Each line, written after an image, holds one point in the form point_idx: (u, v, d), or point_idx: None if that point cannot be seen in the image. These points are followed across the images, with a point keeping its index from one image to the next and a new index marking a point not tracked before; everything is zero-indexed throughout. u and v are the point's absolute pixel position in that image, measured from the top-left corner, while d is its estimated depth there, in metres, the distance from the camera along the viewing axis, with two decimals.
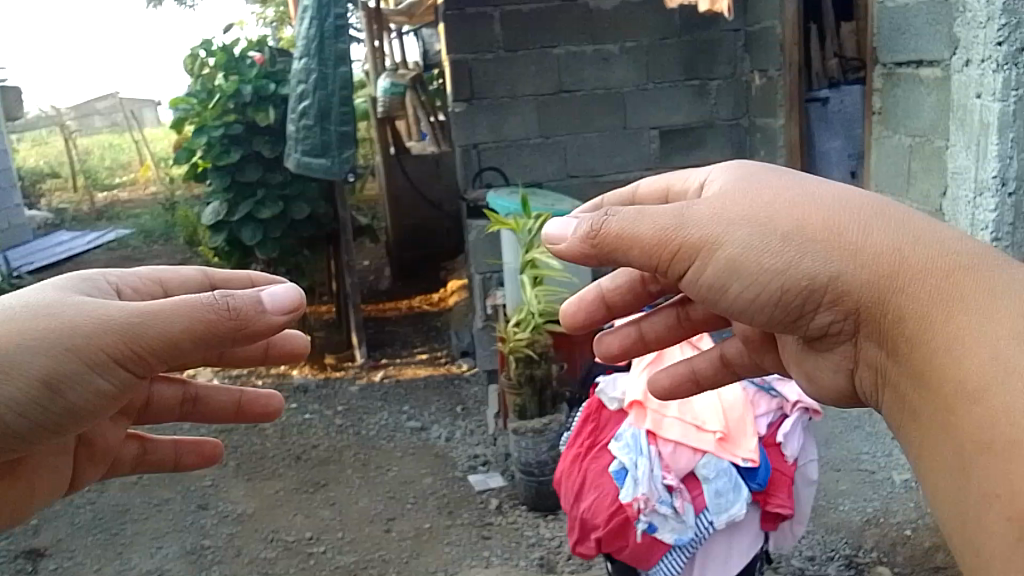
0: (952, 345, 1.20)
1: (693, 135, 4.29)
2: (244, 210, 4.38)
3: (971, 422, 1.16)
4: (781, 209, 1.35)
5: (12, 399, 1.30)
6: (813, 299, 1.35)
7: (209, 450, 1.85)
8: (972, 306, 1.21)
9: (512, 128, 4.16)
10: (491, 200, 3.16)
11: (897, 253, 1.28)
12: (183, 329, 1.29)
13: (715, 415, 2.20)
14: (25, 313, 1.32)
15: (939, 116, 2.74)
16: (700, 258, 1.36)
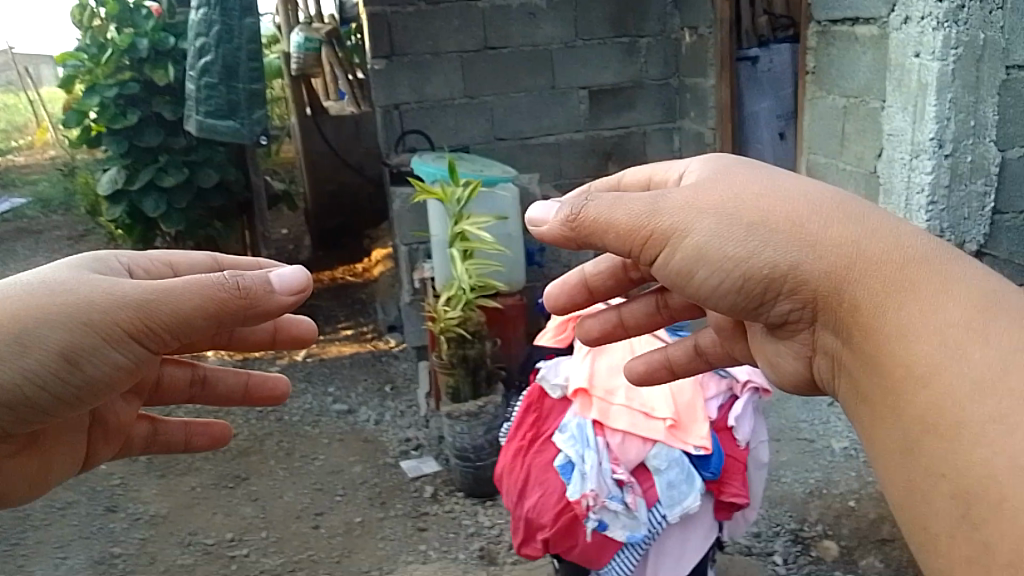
0: (899, 329, 1.17)
1: (623, 95, 4.16)
2: (145, 178, 4.07)
3: (912, 404, 1.13)
4: (746, 199, 1.34)
5: (33, 372, 1.35)
6: (773, 288, 1.33)
7: (219, 433, 1.88)
8: (926, 292, 1.17)
9: (435, 88, 3.92)
10: (413, 165, 2.93)
11: (854, 239, 1.25)
12: (191, 305, 1.35)
13: (664, 402, 2.12)
14: (39, 291, 1.36)
15: (875, 75, 2.64)
16: (664, 245, 1.37)
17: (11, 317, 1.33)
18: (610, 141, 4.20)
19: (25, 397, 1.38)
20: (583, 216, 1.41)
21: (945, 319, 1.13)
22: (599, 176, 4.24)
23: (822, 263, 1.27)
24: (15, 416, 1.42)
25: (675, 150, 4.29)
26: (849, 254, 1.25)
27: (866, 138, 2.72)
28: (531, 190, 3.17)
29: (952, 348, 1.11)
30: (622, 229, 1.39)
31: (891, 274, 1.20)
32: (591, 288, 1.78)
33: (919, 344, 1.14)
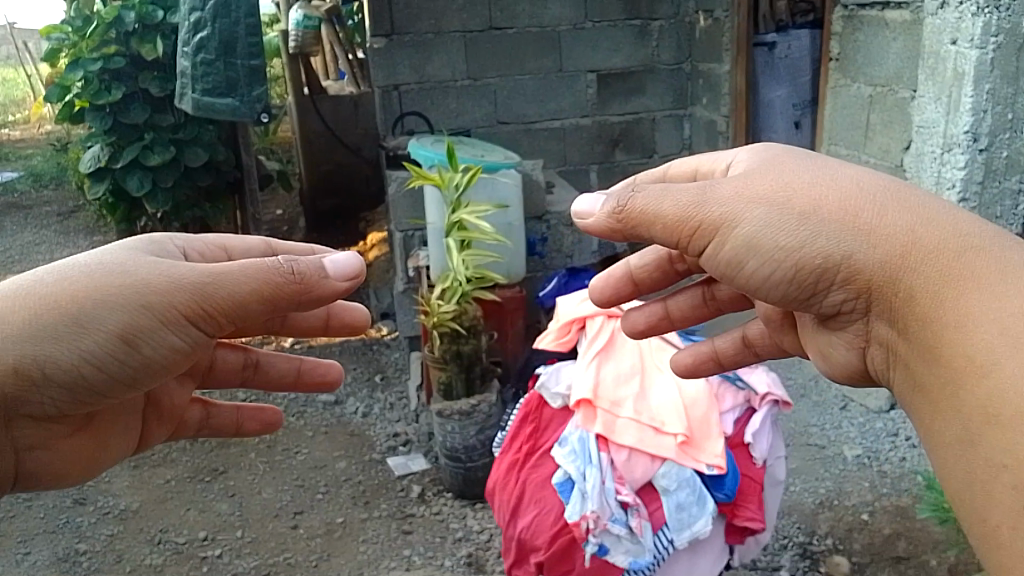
0: (962, 321, 1.06)
1: (633, 80, 3.99)
2: (129, 156, 3.88)
3: (981, 402, 1.02)
4: (798, 185, 1.20)
5: (92, 353, 1.28)
6: (833, 283, 1.19)
7: (269, 420, 1.81)
8: (990, 281, 1.06)
9: (437, 69, 3.74)
10: (410, 150, 2.78)
11: (917, 229, 1.13)
12: (250, 290, 1.30)
13: (676, 416, 1.97)
14: (100, 272, 1.30)
15: (905, 63, 2.50)
16: (714, 238, 1.22)
17: (72, 298, 1.27)
18: (617, 127, 4.03)
19: (81, 379, 1.30)
20: (629, 206, 1.25)
21: (1010, 309, 1.03)
22: (604, 164, 4.07)
23: (885, 255, 1.14)
24: (66, 399, 1.33)
25: (685, 138, 4.13)
26: (911, 243, 1.12)
27: (892, 129, 2.58)
28: (534, 177, 3.01)
29: (1016, 338, 1.01)
30: (670, 224, 1.23)
31: (955, 266, 1.09)
32: (638, 280, 1.65)
33: (985, 337, 1.03)
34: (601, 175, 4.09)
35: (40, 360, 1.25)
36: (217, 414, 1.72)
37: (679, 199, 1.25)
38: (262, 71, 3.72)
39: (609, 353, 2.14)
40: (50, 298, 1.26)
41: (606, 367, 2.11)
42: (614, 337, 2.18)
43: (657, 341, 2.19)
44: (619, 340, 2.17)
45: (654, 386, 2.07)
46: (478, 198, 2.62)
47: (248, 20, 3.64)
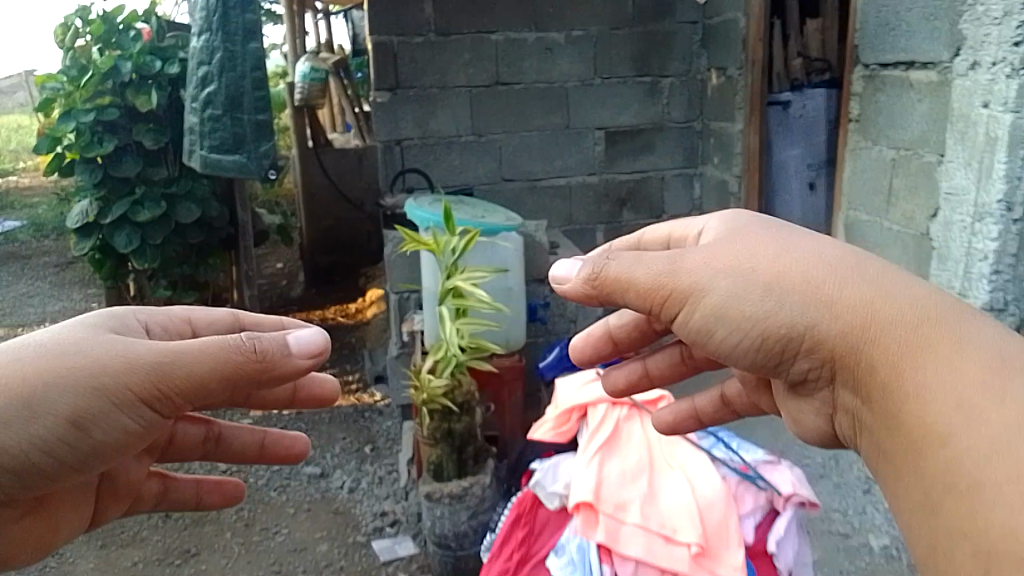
0: (915, 389, 0.99)
1: (642, 137, 3.86)
2: (118, 211, 3.74)
3: (934, 473, 0.95)
4: (764, 255, 1.16)
5: (36, 443, 1.09)
6: (799, 353, 1.14)
7: (231, 492, 1.57)
8: (947, 348, 1.00)
9: (440, 124, 3.63)
10: (405, 209, 2.62)
11: (873, 295, 1.08)
12: (213, 372, 1.13)
13: (689, 522, 1.70)
14: (46, 350, 1.11)
15: (931, 126, 2.34)
16: (681, 305, 1.20)
17: (13, 379, 1.08)
18: (626, 186, 3.90)
19: (22, 471, 1.11)
20: (598, 271, 1.25)
21: (966, 375, 0.96)
22: (611, 223, 3.93)
23: (844, 322, 1.08)
24: (6, 489, 1.14)
25: (695, 197, 3.99)
26: (867, 310, 1.07)
27: (916, 196, 2.39)
28: (538, 239, 2.86)
29: (968, 405, 0.94)
30: (638, 289, 1.22)
31: (911, 331, 1.02)
32: (618, 340, 1.65)
33: (936, 403, 0.96)
34: (608, 236, 3.94)
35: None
36: (177, 489, 1.47)
37: (649, 267, 1.23)
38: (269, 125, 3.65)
39: (613, 445, 1.89)
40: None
41: (609, 461, 1.85)
42: (618, 427, 1.93)
43: (666, 432, 1.93)
44: (625, 431, 1.92)
45: (665, 487, 1.79)
46: (475, 262, 2.47)
47: (254, 74, 3.58)
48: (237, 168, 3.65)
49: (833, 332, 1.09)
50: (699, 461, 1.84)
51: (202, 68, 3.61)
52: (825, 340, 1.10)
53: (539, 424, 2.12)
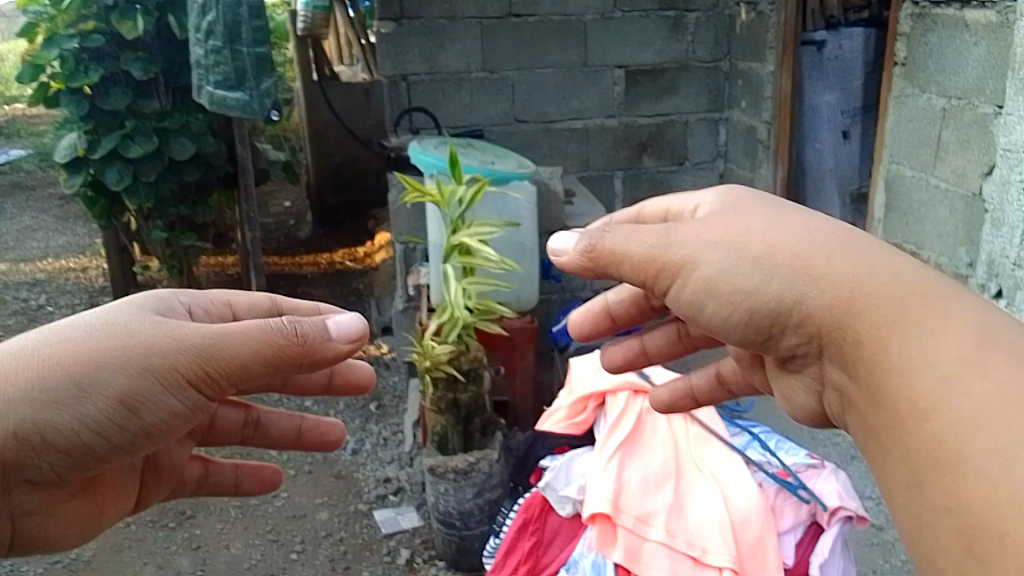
0: (901, 364, 0.90)
1: (664, 78, 3.61)
2: (107, 146, 3.50)
3: (922, 452, 0.85)
4: (757, 229, 1.10)
5: (83, 426, 0.99)
6: (790, 332, 1.07)
7: (271, 478, 1.44)
8: (930, 321, 0.91)
9: (449, 59, 3.40)
10: (409, 151, 2.39)
11: (860, 272, 1.00)
12: (255, 352, 1.05)
13: (720, 537, 1.56)
14: (97, 328, 1.02)
15: (988, 74, 2.09)
16: (673, 280, 1.14)
17: (62, 356, 0.99)
18: (646, 130, 3.66)
19: (64, 457, 1.02)
20: (590, 246, 1.19)
21: (948, 345, 0.88)
22: (630, 169, 3.71)
23: (832, 298, 1.01)
24: (43, 476, 1.04)
25: (720, 143, 3.76)
26: (853, 284, 1.00)
27: (970, 150, 2.17)
28: (552, 188, 2.66)
29: (956, 379, 0.84)
30: (630, 261, 1.16)
31: (891, 303, 0.95)
32: (621, 320, 1.40)
33: (917, 375, 0.88)
34: (627, 182, 3.73)
35: (20, 430, 0.96)
36: (220, 473, 1.36)
37: (644, 239, 1.17)
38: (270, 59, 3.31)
39: (635, 443, 1.75)
40: (36, 357, 0.98)
41: (630, 460, 1.71)
42: (640, 419, 1.80)
43: (695, 428, 1.79)
44: (648, 425, 1.79)
45: (693, 495, 1.65)
46: (486, 214, 2.26)
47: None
48: (240, 107, 3.31)
49: (821, 309, 1.02)
50: (733, 469, 1.69)
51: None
52: (817, 317, 1.03)
53: (550, 412, 1.97)
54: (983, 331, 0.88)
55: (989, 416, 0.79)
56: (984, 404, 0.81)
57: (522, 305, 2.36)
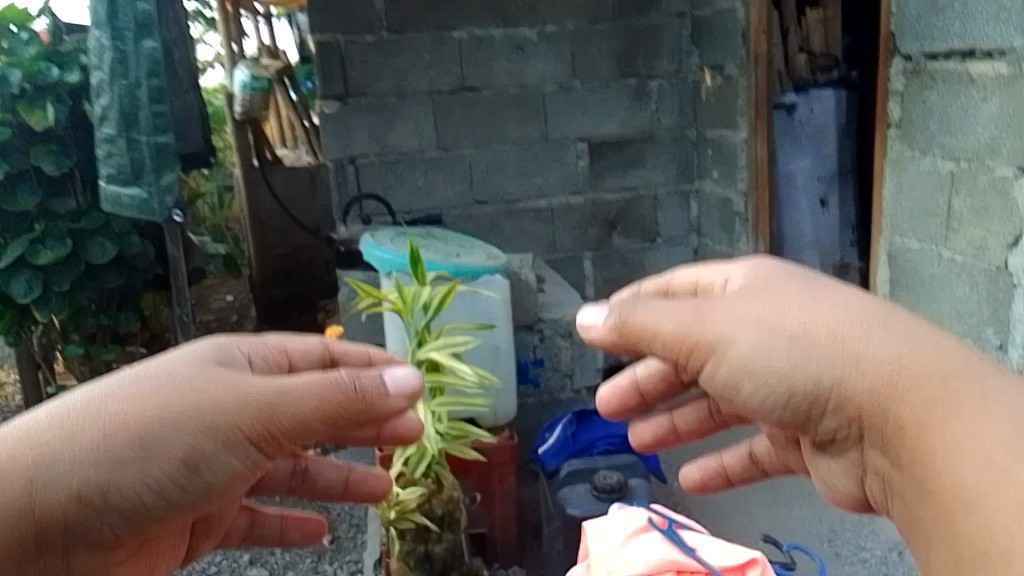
0: (946, 453, 0.82)
1: (630, 151, 3.40)
2: (13, 256, 3.08)
3: (968, 543, 0.78)
4: (794, 305, 0.97)
5: (144, 487, 0.94)
6: (834, 415, 0.95)
7: (314, 529, 1.41)
8: (979, 409, 0.82)
9: (400, 137, 3.14)
10: (361, 245, 2.06)
11: (903, 352, 0.89)
12: (311, 411, 1.02)
13: None
14: (161, 386, 0.97)
15: (1003, 131, 1.85)
16: (706, 361, 1.01)
17: (124, 412, 0.94)
18: (614, 206, 3.43)
19: (125, 519, 0.96)
20: (626, 317, 1.05)
21: (994, 436, 0.79)
22: (599, 249, 3.46)
23: (885, 382, 0.89)
24: (106, 539, 0.97)
25: (692, 218, 3.55)
26: (895, 365, 0.89)
27: (989, 218, 1.93)
28: (523, 277, 2.39)
29: (1005, 473, 0.77)
30: (666, 342, 1.03)
31: (939, 391, 0.85)
32: (651, 397, 1.18)
33: (964, 467, 0.80)
34: (597, 262, 3.48)
35: (86, 485, 0.92)
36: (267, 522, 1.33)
37: (672, 316, 1.03)
38: (173, 152, 2.78)
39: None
40: (100, 413, 0.94)
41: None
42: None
43: None
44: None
45: None
46: (452, 318, 1.94)
47: (151, 82, 2.69)
48: (137, 206, 2.77)
49: (867, 394, 0.90)
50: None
51: (94, 78, 2.72)
52: (865, 401, 0.91)
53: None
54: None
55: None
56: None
57: (495, 420, 2.04)
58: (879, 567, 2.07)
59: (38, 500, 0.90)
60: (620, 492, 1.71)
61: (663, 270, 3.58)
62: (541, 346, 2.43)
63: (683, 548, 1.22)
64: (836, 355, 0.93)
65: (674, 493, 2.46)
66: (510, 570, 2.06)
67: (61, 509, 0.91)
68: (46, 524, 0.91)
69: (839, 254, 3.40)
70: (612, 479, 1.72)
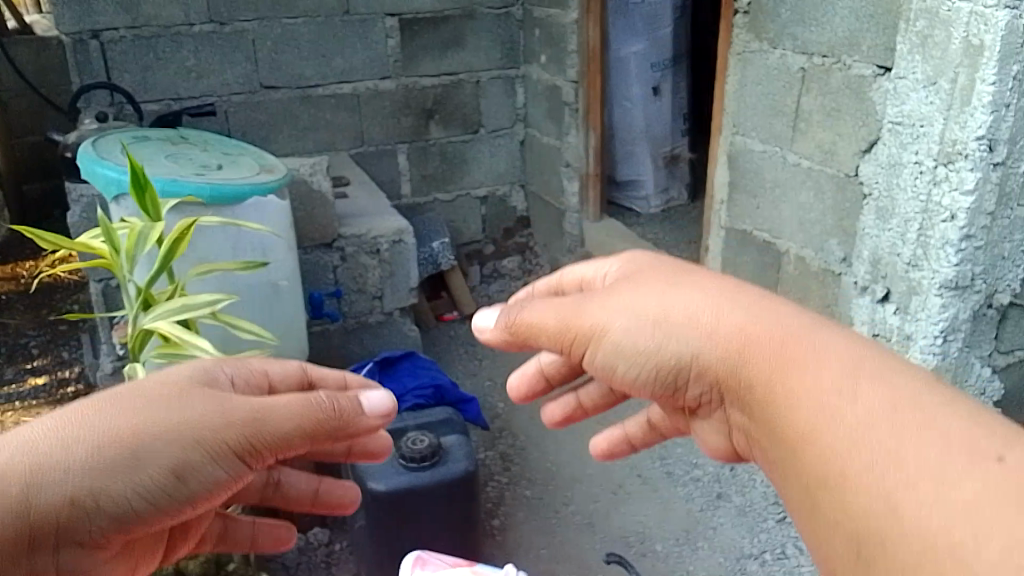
0: (786, 406, 0.59)
1: (448, 28, 2.93)
2: None
3: (815, 492, 0.55)
4: (660, 286, 0.72)
5: (133, 505, 0.70)
6: (692, 385, 0.70)
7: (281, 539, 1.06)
8: (812, 352, 0.60)
9: (158, 6, 2.50)
10: (79, 157, 1.55)
11: (755, 312, 0.66)
12: (308, 427, 0.80)
13: None
14: (151, 394, 0.73)
15: (863, 23, 1.62)
16: (589, 349, 0.75)
17: (120, 419, 0.70)
18: (431, 93, 2.98)
19: (112, 532, 0.71)
20: (507, 315, 0.80)
21: (828, 373, 0.58)
22: (415, 141, 3.03)
23: (731, 335, 0.66)
24: (90, 549, 0.71)
25: (518, 106, 3.17)
26: (735, 320, 0.66)
27: (840, 121, 1.72)
28: (315, 186, 1.92)
29: (845, 409, 0.55)
30: (548, 331, 0.77)
31: (775, 335, 0.63)
32: (566, 383, 0.89)
33: (801, 411, 0.58)
34: (412, 155, 3.05)
35: (78, 495, 0.66)
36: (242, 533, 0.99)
37: (546, 304, 0.78)
38: None
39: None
40: (89, 423, 0.68)
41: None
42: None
43: None
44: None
45: None
46: (213, 251, 1.54)
47: None
48: None
49: (716, 361, 0.66)
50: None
51: None
52: (710, 360, 0.67)
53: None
54: (877, 362, 0.58)
55: (890, 425, 0.53)
56: (884, 421, 0.53)
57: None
58: (710, 487, 1.92)
59: (18, 523, 0.64)
60: (429, 460, 1.39)
61: (487, 165, 3.20)
62: (340, 267, 2.05)
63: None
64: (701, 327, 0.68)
65: (498, 420, 2.20)
66: (309, 537, 1.73)
67: (36, 529, 0.65)
68: (26, 549, 0.65)
69: (670, 144, 3.20)
70: (422, 444, 1.40)
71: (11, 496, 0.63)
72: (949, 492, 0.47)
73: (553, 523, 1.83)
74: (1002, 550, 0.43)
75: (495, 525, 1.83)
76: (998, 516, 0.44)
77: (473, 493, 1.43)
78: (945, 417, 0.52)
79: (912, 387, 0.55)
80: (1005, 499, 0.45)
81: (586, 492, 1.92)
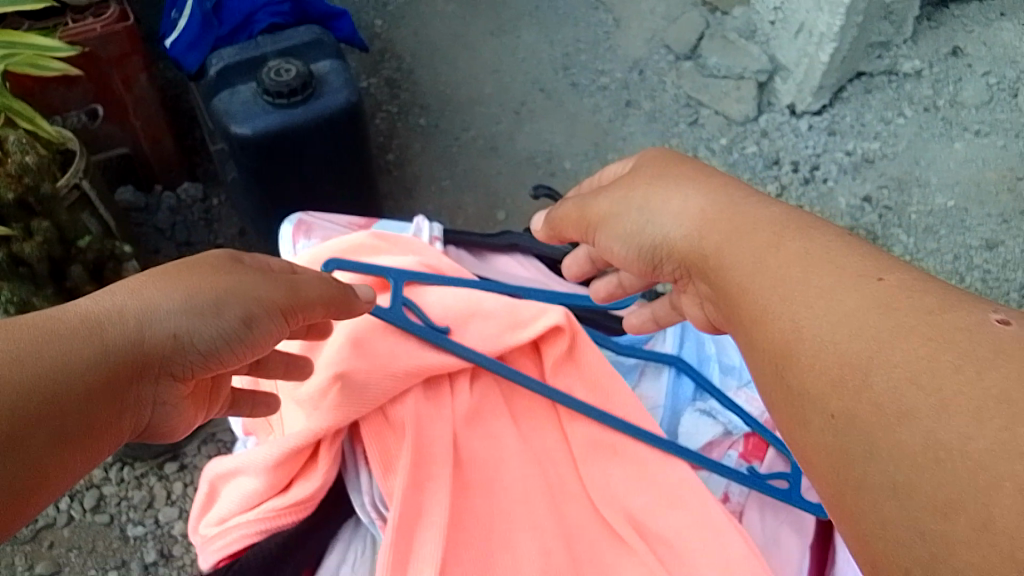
0: (724, 265, 0.55)
1: None
2: None
3: (744, 332, 0.52)
4: (636, 182, 0.66)
5: (218, 347, 0.63)
6: (667, 263, 0.64)
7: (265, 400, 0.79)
8: (747, 222, 0.56)
9: None
10: None
11: (712, 183, 0.62)
12: (333, 298, 0.73)
13: None
14: (204, 261, 0.66)
15: None
16: (597, 236, 0.69)
17: (195, 278, 0.63)
18: None
19: (198, 374, 0.64)
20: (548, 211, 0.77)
21: (758, 234, 0.54)
22: None
23: (698, 217, 0.60)
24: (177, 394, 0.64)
25: None
26: (699, 203, 0.60)
27: None
28: None
29: (770, 259, 0.52)
30: (571, 223, 0.73)
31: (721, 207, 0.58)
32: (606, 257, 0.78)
33: (735, 263, 0.54)
34: None
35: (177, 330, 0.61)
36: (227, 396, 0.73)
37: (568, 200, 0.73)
38: None
39: (474, 550, 0.74)
40: (173, 279, 0.63)
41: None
42: (424, 440, 0.79)
43: (582, 429, 0.84)
44: (442, 437, 0.80)
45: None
46: None
47: None
48: None
49: (686, 241, 0.60)
50: (733, 545, 0.74)
51: None
52: (678, 240, 0.61)
53: (212, 483, 0.80)
54: (809, 224, 0.54)
55: (795, 266, 0.50)
56: (790, 265, 0.50)
57: (73, 22, 1.28)
58: (618, 95, 1.75)
59: (131, 349, 0.58)
60: (304, 91, 1.16)
61: None
62: None
63: (426, 329, 0.83)
64: (673, 193, 0.62)
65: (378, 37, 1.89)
66: (180, 194, 1.55)
67: (134, 363, 0.58)
68: (138, 374, 0.59)
69: None
70: (292, 73, 1.15)
71: (129, 325, 0.58)
72: (836, 305, 0.46)
73: (454, 151, 1.70)
74: (868, 338, 0.43)
75: (390, 161, 1.67)
76: (867, 319, 0.44)
77: (359, 125, 1.22)
78: (842, 255, 0.49)
79: (826, 234, 0.52)
80: (879, 307, 0.44)
81: (486, 114, 1.75)
